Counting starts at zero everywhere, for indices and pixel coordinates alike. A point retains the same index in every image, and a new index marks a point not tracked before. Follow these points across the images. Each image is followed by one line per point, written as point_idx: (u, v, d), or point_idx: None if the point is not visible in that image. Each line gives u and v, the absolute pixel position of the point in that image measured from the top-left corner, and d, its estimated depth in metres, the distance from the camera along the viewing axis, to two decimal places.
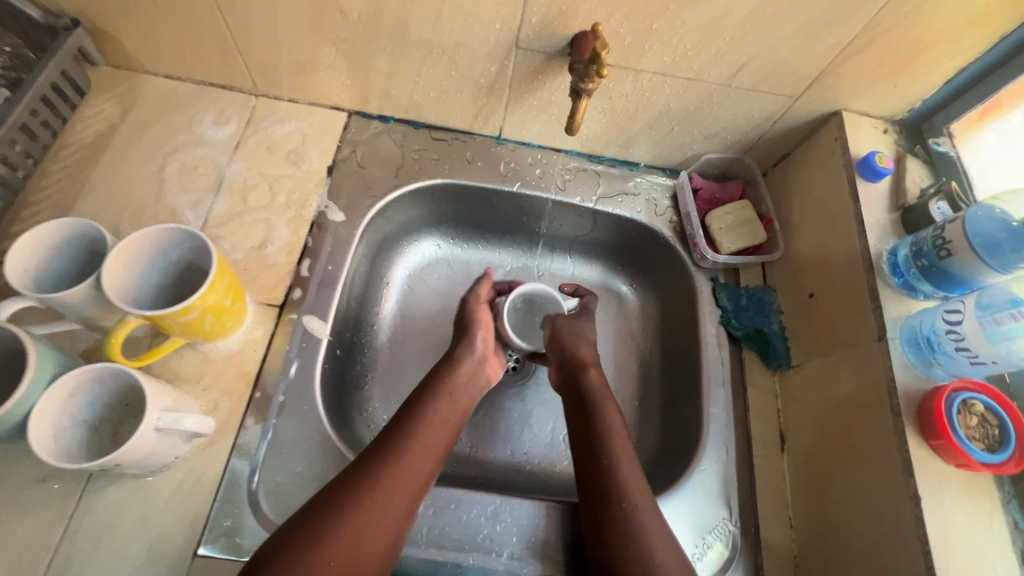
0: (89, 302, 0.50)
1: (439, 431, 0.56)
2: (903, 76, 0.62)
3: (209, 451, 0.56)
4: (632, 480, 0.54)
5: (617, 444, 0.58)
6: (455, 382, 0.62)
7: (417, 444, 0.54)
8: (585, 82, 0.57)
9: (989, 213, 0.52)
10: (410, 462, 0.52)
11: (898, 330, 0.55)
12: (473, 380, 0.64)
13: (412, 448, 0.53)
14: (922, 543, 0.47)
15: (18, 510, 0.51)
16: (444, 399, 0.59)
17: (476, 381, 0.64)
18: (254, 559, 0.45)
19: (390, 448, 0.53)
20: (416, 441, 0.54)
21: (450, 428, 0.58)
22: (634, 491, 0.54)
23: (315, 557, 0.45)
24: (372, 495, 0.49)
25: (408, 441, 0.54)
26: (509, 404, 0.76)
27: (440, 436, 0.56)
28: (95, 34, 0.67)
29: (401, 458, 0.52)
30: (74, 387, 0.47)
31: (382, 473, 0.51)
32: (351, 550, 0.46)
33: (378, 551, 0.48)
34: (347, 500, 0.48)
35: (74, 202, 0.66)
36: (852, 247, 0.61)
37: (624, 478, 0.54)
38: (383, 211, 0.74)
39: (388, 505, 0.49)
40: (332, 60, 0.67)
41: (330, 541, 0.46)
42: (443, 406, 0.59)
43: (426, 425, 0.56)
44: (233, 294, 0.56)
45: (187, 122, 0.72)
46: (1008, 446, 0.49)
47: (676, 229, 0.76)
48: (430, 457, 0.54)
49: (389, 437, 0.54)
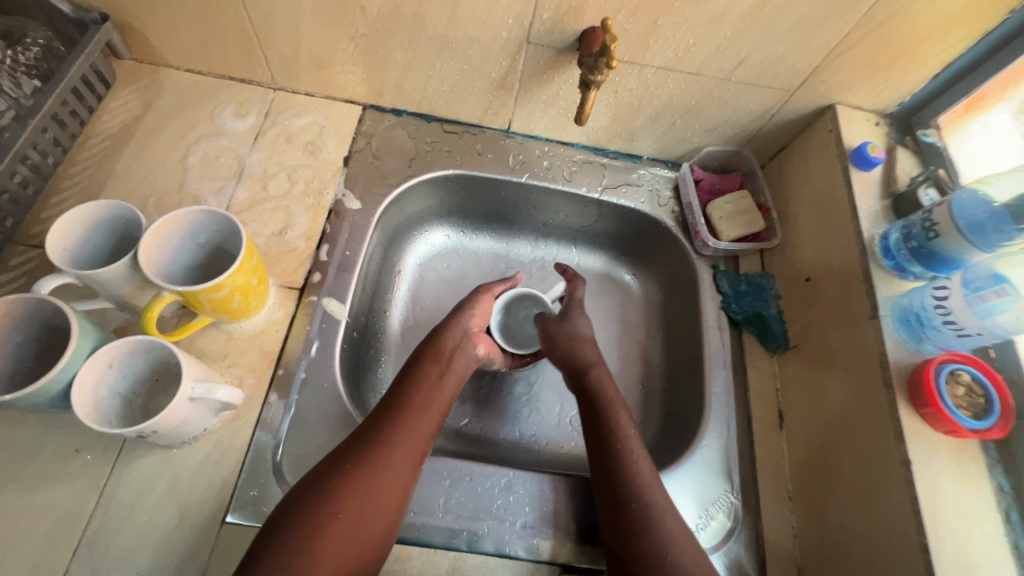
0: (125, 280, 0.52)
1: (436, 395, 0.59)
2: (894, 71, 0.65)
3: (235, 425, 0.58)
4: (630, 445, 0.57)
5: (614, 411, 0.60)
6: (445, 351, 0.64)
7: (416, 407, 0.57)
8: (594, 75, 0.60)
9: (973, 196, 0.56)
10: (411, 423, 0.55)
11: (890, 309, 0.58)
12: (465, 350, 0.66)
13: (410, 410, 0.56)
14: (913, 504, 0.49)
15: (52, 479, 0.53)
16: (436, 366, 0.62)
17: (465, 349, 0.66)
18: (271, 517, 0.48)
19: (390, 412, 0.55)
20: (412, 402, 0.57)
21: (446, 394, 0.60)
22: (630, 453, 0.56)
23: (324, 512, 0.47)
24: (376, 454, 0.52)
25: (407, 405, 0.57)
26: (517, 387, 0.79)
27: (436, 400, 0.59)
28: (122, 29, 0.70)
29: (402, 420, 0.55)
30: (111, 359, 0.50)
31: (384, 435, 0.53)
32: (359, 506, 0.49)
33: (384, 509, 0.50)
34: (352, 459, 0.51)
35: (101, 189, 0.68)
36: (846, 232, 0.64)
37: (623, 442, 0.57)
38: (397, 200, 0.77)
39: (392, 463, 0.52)
40: (350, 54, 0.70)
41: (338, 497, 0.48)
42: (432, 367, 0.61)
43: (421, 390, 0.59)
44: (259, 275, 0.59)
45: (208, 113, 0.75)
46: (993, 413, 0.52)
47: (678, 218, 0.80)
48: (429, 419, 0.57)
49: (389, 404, 0.57)
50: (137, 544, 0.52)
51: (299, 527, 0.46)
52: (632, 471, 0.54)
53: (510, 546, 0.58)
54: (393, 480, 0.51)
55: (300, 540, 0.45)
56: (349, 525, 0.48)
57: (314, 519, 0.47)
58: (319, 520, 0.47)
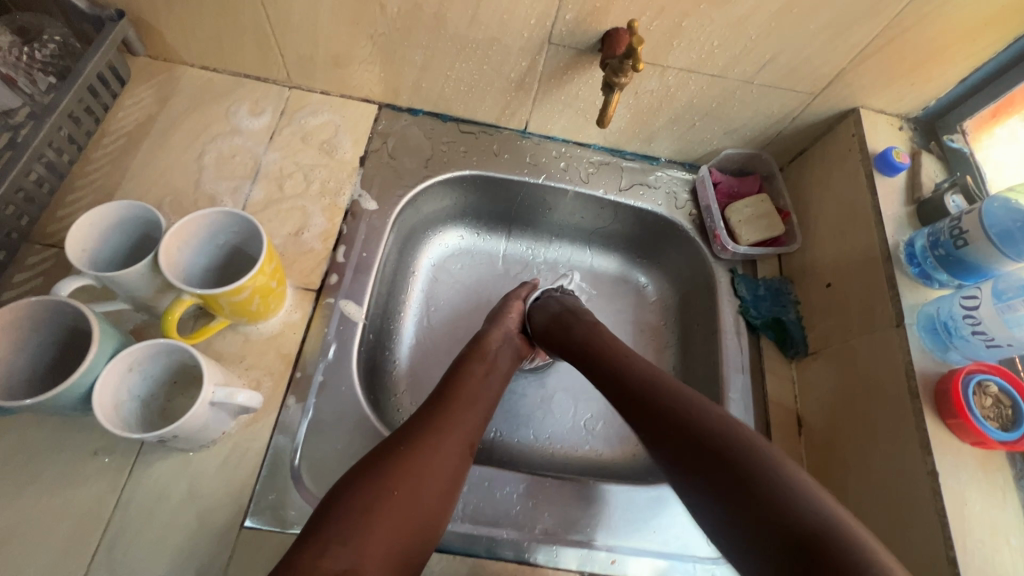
0: (145, 282, 0.52)
1: (482, 390, 0.61)
2: (920, 75, 0.65)
3: (253, 428, 0.58)
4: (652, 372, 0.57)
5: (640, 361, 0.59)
6: (489, 351, 0.66)
7: (463, 399, 0.59)
8: (618, 77, 0.60)
9: (1005, 204, 0.54)
10: (459, 413, 0.57)
11: (915, 317, 0.57)
12: (508, 351, 0.68)
13: (458, 402, 0.58)
14: (940, 516, 0.49)
15: (71, 483, 0.53)
16: (481, 364, 0.64)
17: (506, 351, 0.67)
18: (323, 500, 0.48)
19: (439, 403, 0.58)
20: (459, 395, 0.59)
21: (492, 390, 0.63)
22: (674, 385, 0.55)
23: (381, 488, 0.48)
24: (427, 437, 0.53)
25: (456, 398, 0.59)
26: (530, 389, 0.78)
27: (484, 395, 0.61)
28: (138, 25, 0.69)
29: (450, 410, 0.57)
30: (131, 362, 0.49)
31: (434, 421, 0.55)
32: (413, 484, 0.49)
33: (434, 490, 0.51)
34: (404, 441, 0.52)
35: (116, 188, 0.67)
36: (870, 238, 0.64)
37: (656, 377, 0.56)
38: (413, 201, 0.76)
39: (441, 449, 0.53)
40: (368, 53, 0.70)
41: (393, 473, 0.49)
42: (478, 365, 0.63)
43: (468, 385, 0.61)
44: (278, 277, 0.58)
45: (223, 112, 0.74)
46: (1021, 425, 0.51)
47: (696, 221, 0.79)
48: (477, 412, 0.59)
49: (439, 395, 0.59)
50: (156, 548, 0.52)
51: (356, 500, 0.47)
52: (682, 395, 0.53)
53: (530, 552, 0.57)
54: (445, 463, 0.52)
55: (358, 511, 0.46)
56: (405, 500, 0.48)
57: (370, 494, 0.47)
58: (376, 495, 0.48)
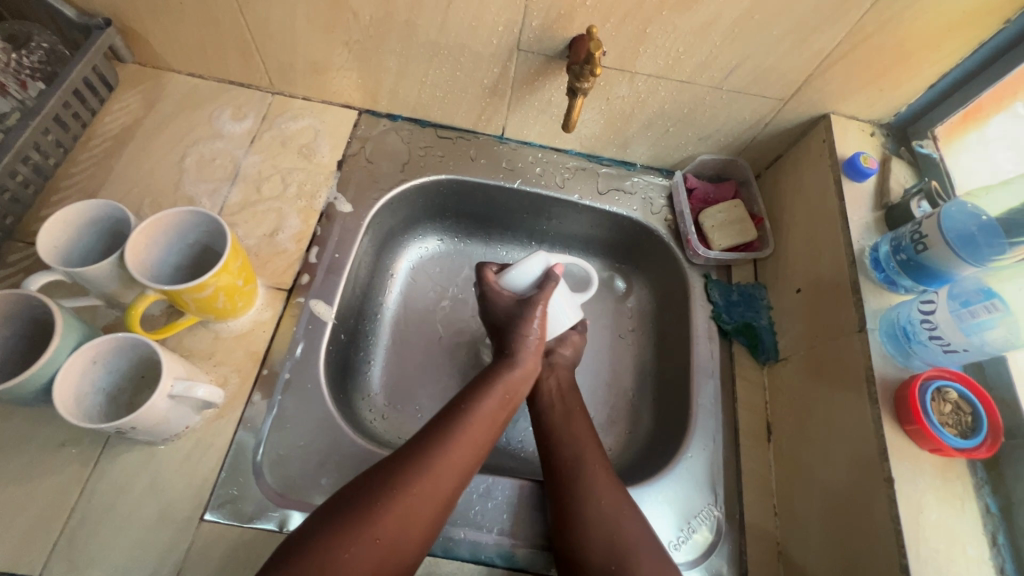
0: (112, 278, 0.53)
1: (487, 429, 0.57)
2: (888, 81, 0.65)
3: (217, 423, 0.59)
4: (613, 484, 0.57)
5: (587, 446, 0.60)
6: (512, 383, 0.61)
7: (466, 439, 0.55)
8: (580, 82, 0.61)
9: (962, 208, 0.55)
10: (459, 455, 0.54)
11: (877, 322, 0.57)
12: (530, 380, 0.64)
13: (460, 442, 0.54)
14: (894, 523, 0.48)
15: (37, 473, 0.54)
16: (495, 396, 0.59)
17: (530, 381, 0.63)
18: (295, 535, 0.47)
19: (441, 442, 0.53)
20: (462, 435, 0.55)
21: (498, 425, 0.59)
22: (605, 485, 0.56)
23: (364, 537, 0.47)
24: (420, 483, 0.51)
25: (457, 438, 0.54)
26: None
27: (487, 433, 0.57)
28: (125, 33, 0.71)
29: (450, 452, 0.53)
30: (94, 355, 0.51)
31: (430, 462, 0.52)
32: (395, 532, 0.48)
33: (417, 535, 0.50)
34: (394, 484, 0.50)
35: (99, 188, 0.70)
36: (837, 243, 0.63)
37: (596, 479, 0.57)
38: (389, 204, 0.77)
39: (433, 496, 0.51)
40: (345, 60, 0.71)
41: (379, 521, 0.48)
42: (496, 401, 0.59)
43: (476, 423, 0.56)
44: (245, 275, 0.60)
45: (207, 116, 0.76)
46: (980, 431, 0.51)
47: (671, 226, 0.79)
48: (476, 452, 0.55)
49: (440, 430, 0.55)
50: (116, 539, 0.53)
51: (336, 545, 0.46)
52: (603, 507, 0.55)
53: (485, 553, 0.57)
54: (431, 509, 0.51)
55: (337, 558, 0.46)
56: (388, 549, 0.48)
57: (350, 542, 0.46)
58: (358, 544, 0.47)
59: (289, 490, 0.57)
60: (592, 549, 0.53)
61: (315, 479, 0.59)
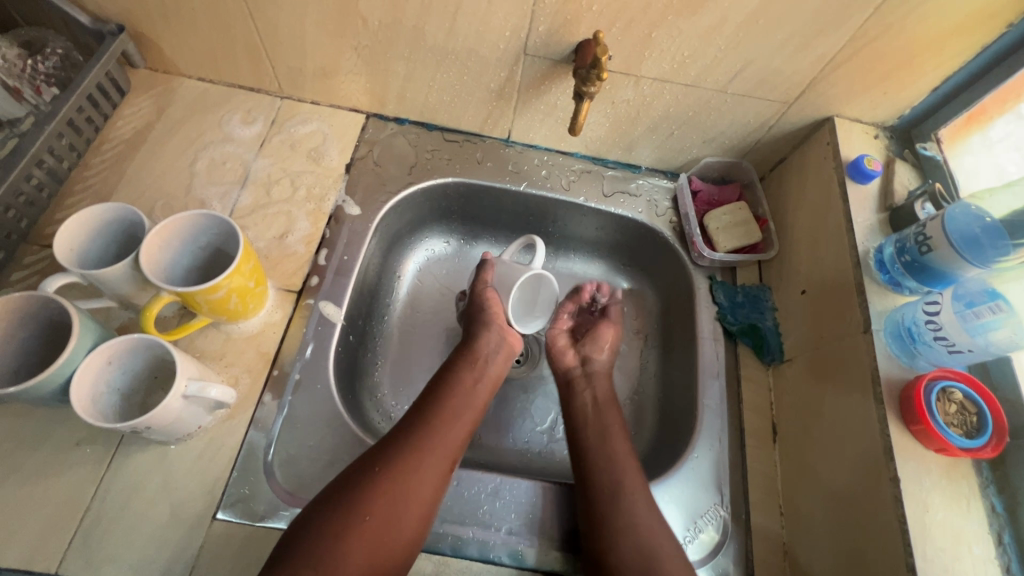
0: (127, 280, 0.54)
1: (465, 404, 0.60)
2: (891, 84, 0.65)
3: (229, 423, 0.59)
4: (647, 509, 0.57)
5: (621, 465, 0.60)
6: (481, 358, 0.65)
7: (446, 415, 0.58)
8: (587, 86, 0.61)
9: (966, 210, 0.55)
10: (442, 431, 0.56)
11: (882, 323, 0.57)
12: (502, 355, 0.67)
13: (442, 419, 0.57)
14: (900, 522, 0.49)
15: (52, 472, 0.55)
16: (469, 372, 0.63)
17: (501, 354, 0.67)
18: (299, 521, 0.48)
19: (424, 419, 0.57)
20: (444, 410, 0.58)
21: (479, 402, 0.62)
22: (638, 504, 0.57)
23: (353, 513, 0.48)
24: (405, 459, 0.53)
25: (439, 414, 0.58)
26: (513, 392, 0.78)
27: (469, 408, 0.60)
28: (137, 39, 0.73)
29: (431, 428, 0.56)
30: (110, 356, 0.52)
31: (413, 439, 0.54)
32: (388, 509, 0.50)
33: (413, 513, 0.51)
34: (382, 462, 0.52)
35: (112, 192, 0.71)
36: (842, 245, 0.64)
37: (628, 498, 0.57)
38: (397, 207, 0.78)
39: (420, 471, 0.52)
40: (353, 65, 0.72)
41: (368, 498, 0.49)
42: (468, 375, 0.63)
43: (453, 399, 0.60)
44: (256, 277, 0.61)
45: (217, 121, 0.77)
46: (986, 432, 0.51)
47: (676, 228, 0.80)
48: (462, 426, 0.58)
49: (422, 410, 0.58)
50: (129, 537, 0.53)
51: (328, 524, 0.48)
52: (636, 527, 0.55)
53: (494, 552, 0.58)
54: (420, 484, 0.52)
55: (329, 536, 0.47)
56: (378, 525, 0.49)
57: (345, 518, 0.48)
58: (349, 520, 0.48)
59: (300, 489, 0.58)
60: (623, 562, 0.53)
61: (325, 478, 0.59)
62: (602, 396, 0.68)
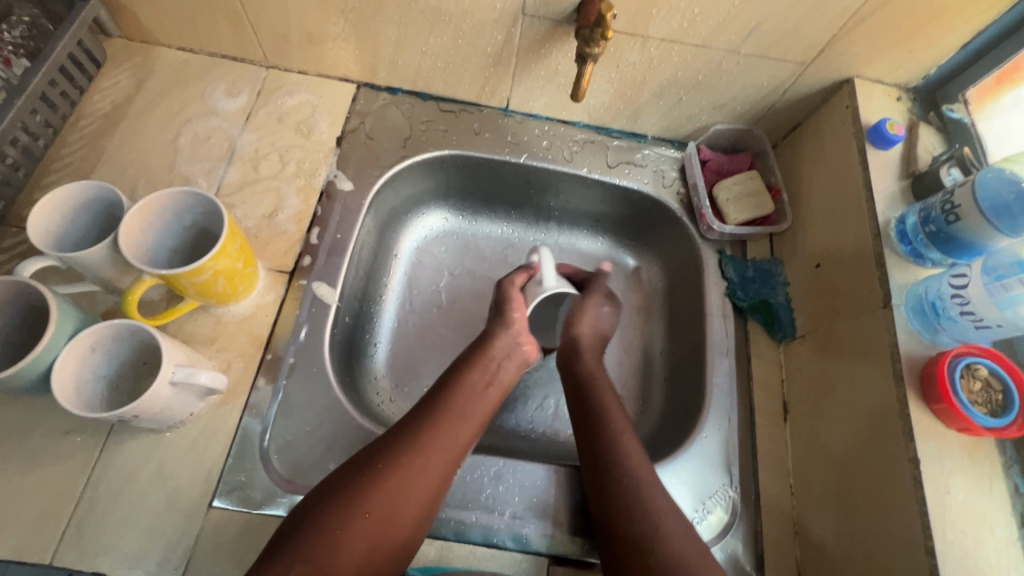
0: (107, 263, 0.52)
1: (475, 406, 0.57)
2: (917, 41, 0.61)
3: (222, 409, 0.57)
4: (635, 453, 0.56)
5: (623, 445, 0.56)
6: (493, 359, 0.61)
7: (452, 415, 0.55)
8: (590, 47, 0.57)
9: (999, 175, 0.52)
10: (449, 431, 0.53)
11: (904, 297, 0.55)
12: (513, 357, 0.63)
13: (448, 417, 0.54)
14: (920, 505, 0.47)
15: (42, 462, 0.54)
16: (479, 374, 0.59)
17: (513, 358, 0.63)
18: (294, 514, 0.47)
19: (430, 416, 0.54)
20: (448, 408, 0.55)
21: (486, 406, 0.58)
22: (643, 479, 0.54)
23: (353, 510, 0.46)
24: (412, 457, 0.50)
25: (445, 412, 0.55)
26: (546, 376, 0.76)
27: (478, 408, 0.57)
28: (109, 5, 0.68)
29: (439, 427, 0.53)
30: (93, 342, 0.49)
31: (422, 437, 0.52)
32: (388, 506, 0.48)
33: (411, 511, 0.49)
34: (385, 459, 0.50)
35: (92, 170, 0.67)
36: (861, 216, 0.61)
37: (636, 472, 0.54)
38: (391, 181, 0.75)
39: (423, 469, 0.50)
40: (341, 30, 0.68)
41: (371, 493, 0.47)
42: (479, 378, 0.59)
43: (461, 398, 0.56)
44: (245, 258, 0.58)
45: (199, 93, 0.73)
46: (1012, 410, 0.49)
47: (683, 201, 0.76)
48: (467, 427, 0.55)
49: (429, 408, 0.55)
50: (123, 528, 0.52)
51: (325, 520, 0.46)
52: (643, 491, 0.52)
53: (498, 536, 0.57)
54: (424, 484, 0.50)
55: (328, 531, 0.45)
56: (378, 522, 0.47)
57: (341, 517, 0.46)
58: (347, 517, 0.46)
59: (297, 476, 0.57)
60: (633, 505, 0.52)
61: (324, 464, 0.58)
62: (597, 377, 0.64)
